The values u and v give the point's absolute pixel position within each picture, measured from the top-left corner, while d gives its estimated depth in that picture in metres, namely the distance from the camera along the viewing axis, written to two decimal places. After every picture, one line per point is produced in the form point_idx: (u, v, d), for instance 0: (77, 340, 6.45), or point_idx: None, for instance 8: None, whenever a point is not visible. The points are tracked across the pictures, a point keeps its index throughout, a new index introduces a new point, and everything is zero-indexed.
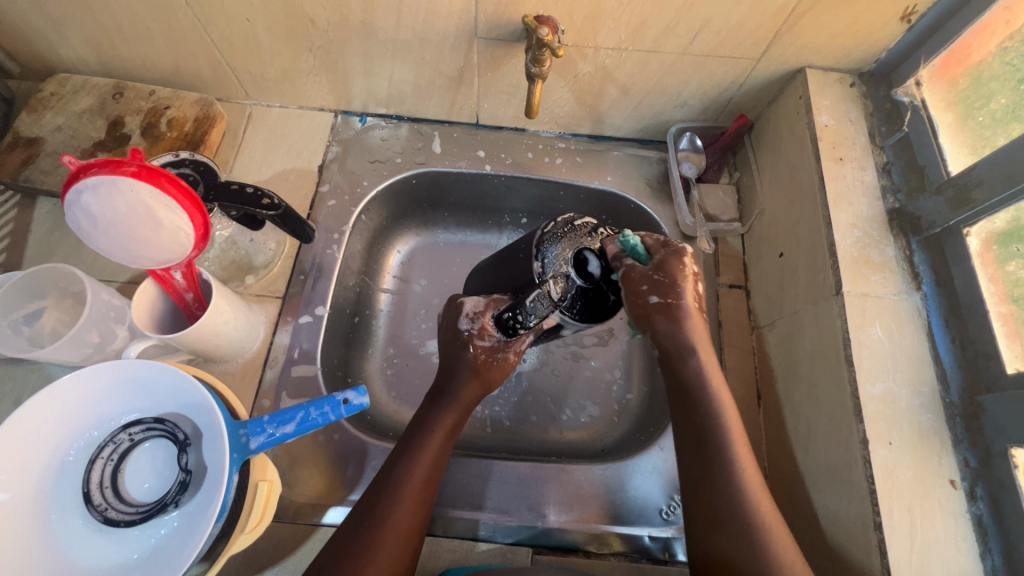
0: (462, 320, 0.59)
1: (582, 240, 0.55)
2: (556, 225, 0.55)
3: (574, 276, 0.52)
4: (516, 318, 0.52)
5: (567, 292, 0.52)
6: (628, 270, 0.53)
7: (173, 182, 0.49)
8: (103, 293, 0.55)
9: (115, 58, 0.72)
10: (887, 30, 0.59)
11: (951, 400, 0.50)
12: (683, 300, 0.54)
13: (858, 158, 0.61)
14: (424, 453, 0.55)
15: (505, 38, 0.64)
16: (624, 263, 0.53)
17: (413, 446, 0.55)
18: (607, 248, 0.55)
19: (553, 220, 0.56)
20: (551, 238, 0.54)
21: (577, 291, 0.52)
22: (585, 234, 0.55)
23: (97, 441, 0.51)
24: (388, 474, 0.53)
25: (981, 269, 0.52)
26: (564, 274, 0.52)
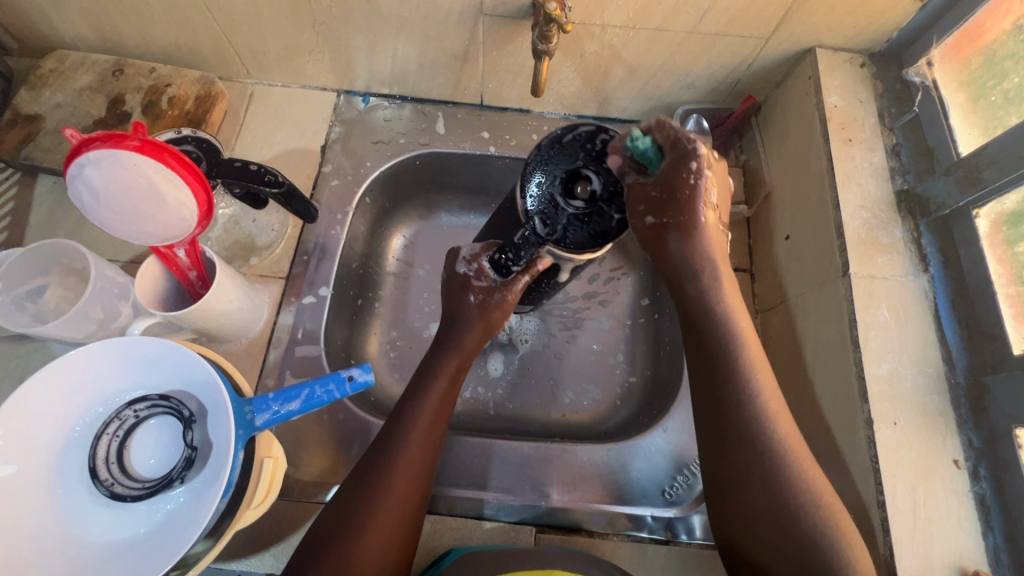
0: (460, 264, 0.61)
1: (574, 158, 0.50)
2: (540, 150, 0.50)
3: (563, 205, 0.48)
4: (509, 257, 0.52)
5: (555, 224, 0.48)
6: (631, 186, 0.50)
7: (176, 158, 0.49)
8: (107, 270, 0.54)
9: (115, 35, 0.71)
10: (899, 9, 0.58)
11: (956, 381, 0.50)
12: (691, 215, 0.52)
13: (868, 138, 0.61)
14: (429, 398, 0.56)
15: (511, 15, 0.63)
16: (630, 176, 0.50)
17: (418, 392, 0.56)
18: (608, 159, 0.49)
19: (537, 144, 0.51)
20: (537, 166, 0.50)
21: (569, 220, 0.48)
22: (577, 150, 0.50)
23: (102, 417, 0.51)
24: (389, 430, 0.53)
25: (989, 251, 0.51)
26: (552, 205, 0.48)
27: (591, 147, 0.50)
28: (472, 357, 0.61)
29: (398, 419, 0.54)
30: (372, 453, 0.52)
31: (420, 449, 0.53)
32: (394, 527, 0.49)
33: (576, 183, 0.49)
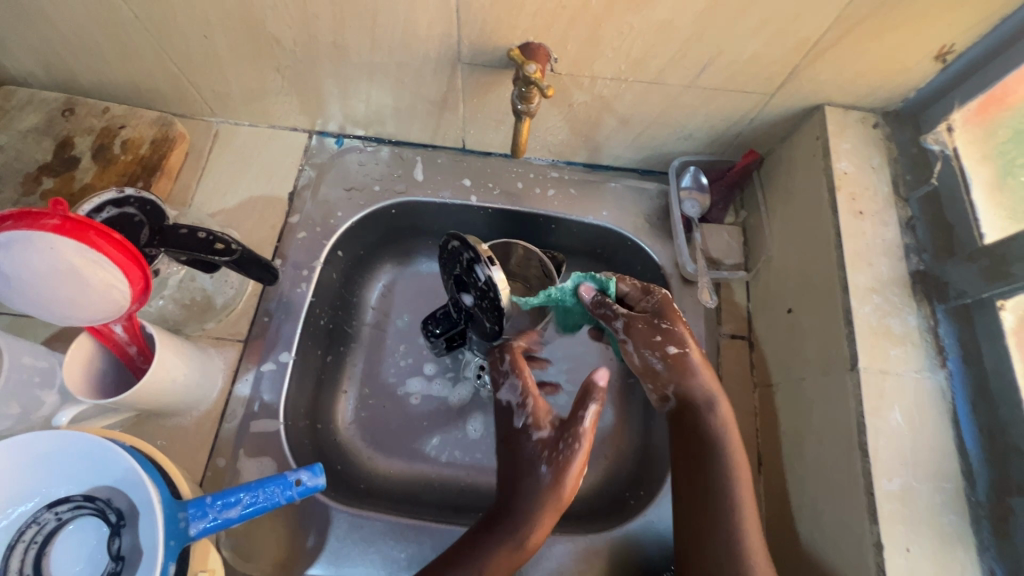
0: (519, 418, 0.60)
1: (458, 271, 0.56)
2: (443, 251, 0.57)
3: (476, 299, 0.55)
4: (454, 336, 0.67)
5: (476, 306, 0.56)
6: (502, 303, 0.51)
7: (104, 236, 0.43)
8: (26, 354, 0.49)
9: (64, 72, 0.66)
10: (918, 69, 0.53)
11: (976, 499, 0.45)
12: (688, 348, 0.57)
13: (880, 211, 0.55)
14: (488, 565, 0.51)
15: (492, 64, 0.58)
16: (504, 300, 0.51)
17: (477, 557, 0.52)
18: (467, 288, 0.56)
19: (443, 244, 0.57)
20: (446, 267, 0.58)
21: (480, 310, 0.56)
22: (456, 266, 0.56)
23: (18, 522, 0.45)
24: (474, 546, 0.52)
25: (1016, 350, 0.46)
26: (480, 295, 0.54)
27: (461, 260, 0.54)
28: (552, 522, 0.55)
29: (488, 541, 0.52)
30: None
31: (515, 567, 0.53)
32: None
33: (465, 288, 0.56)
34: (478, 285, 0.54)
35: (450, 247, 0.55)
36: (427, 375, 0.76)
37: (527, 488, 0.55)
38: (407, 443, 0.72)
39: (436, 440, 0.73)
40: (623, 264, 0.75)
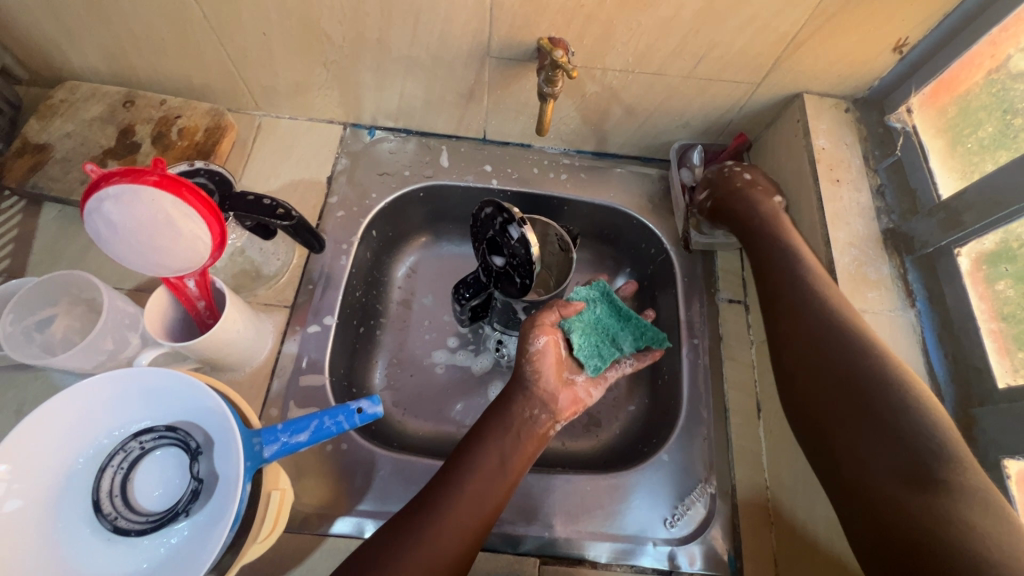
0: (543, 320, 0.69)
1: (491, 234, 0.63)
2: (476, 217, 0.65)
3: (506, 260, 0.62)
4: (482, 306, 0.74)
5: (506, 266, 0.63)
6: (532, 260, 0.58)
7: (193, 192, 0.50)
8: (117, 300, 0.57)
9: (127, 68, 0.73)
10: (880, 59, 0.63)
11: (945, 412, 0.53)
12: (740, 179, 0.71)
13: (854, 180, 0.65)
14: (489, 434, 0.59)
15: (517, 58, 0.66)
16: (534, 257, 0.58)
17: (479, 430, 0.60)
18: (500, 250, 0.63)
19: (476, 211, 0.64)
20: (480, 234, 0.65)
21: (510, 269, 0.63)
22: (489, 228, 0.63)
23: (107, 449, 0.51)
24: (475, 431, 0.60)
25: (971, 288, 0.55)
26: (511, 254, 0.61)
27: (494, 223, 0.62)
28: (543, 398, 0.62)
29: (483, 424, 0.60)
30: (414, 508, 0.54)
31: (521, 442, 0.59)
32: (471, 525, 0.53)
33: (496, 251, 0.64)
34: (508, 245, 0.61)
35: (484, 212, 0.62)
36: (450, 347, 0.82)
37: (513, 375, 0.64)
38: (434, 407, 0.78)
39: (460, 406, 0.78)
40: (630, 240, 0.83)
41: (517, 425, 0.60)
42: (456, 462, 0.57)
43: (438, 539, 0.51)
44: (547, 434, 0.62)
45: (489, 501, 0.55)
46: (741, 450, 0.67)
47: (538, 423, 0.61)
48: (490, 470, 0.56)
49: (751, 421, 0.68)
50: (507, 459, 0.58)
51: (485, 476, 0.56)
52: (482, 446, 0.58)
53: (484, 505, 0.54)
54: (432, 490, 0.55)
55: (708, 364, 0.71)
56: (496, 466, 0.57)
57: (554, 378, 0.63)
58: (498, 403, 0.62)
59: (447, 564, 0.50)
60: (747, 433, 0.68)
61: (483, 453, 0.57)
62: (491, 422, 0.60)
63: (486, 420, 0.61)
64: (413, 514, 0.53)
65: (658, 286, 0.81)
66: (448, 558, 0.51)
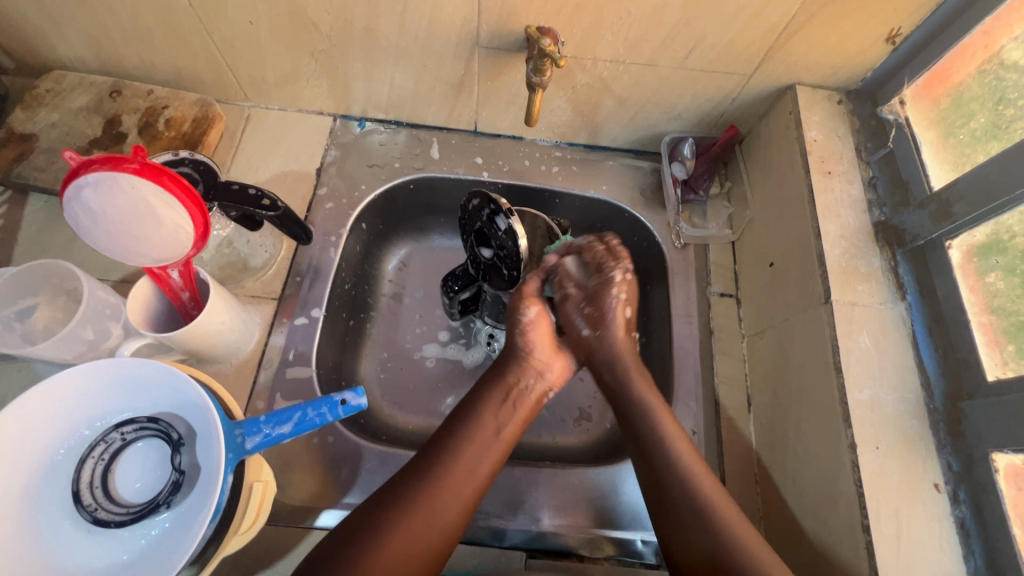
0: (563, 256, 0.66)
1: (479, 225, 0.62)
2: (465, 208, 0.64)
3: (494, 250, 0.62)
4: (472, 300, 0.74)
5: (494, 256, 0.63)
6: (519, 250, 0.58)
7: (175, 181, 0.49)
8: (99, 291, 0.57)
9: (113, 57, 0.72)
10: (873, 50, 0.62)
11: (934, 406, 0.53)
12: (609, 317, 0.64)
13: (846, 172, 0.64)
14: (484, 407, 0.59)
15: (506, 47, 0.66)
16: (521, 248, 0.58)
17: (473, 403, 0.60)
18: (488, 240, 0.62)
19: (465, 201, 0.64)
20: (468, 225, 0.65)
21: (497, 260, 0.62)
22: (476, 219, 0.63)
23: (88, 440, 0.50)
24: (468, 401, 0.60)
25: (962, 281, 0.54)
26: (498, 244, 0.60)
27: (481, 213, 0.61)
28: (535, 372, 0.63)
29: (476, 395, 0.60)
30: (403, 478, 0.53)
31: (514, 409, 0.60)
32: (465, 494, 0.53)
33: (485, 242, 0.63)
34: (496, 236, 0.60)
35: (472, 204, 0.62)
36: (441, 341, 0.82)
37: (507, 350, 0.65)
38: (424, 401, 0.78)
39: (450, 399, 0.78)
40: (622, 234, 0.83)
41: (510, 393, 0.61)
42: (449, 431, 0.57)
43: (429, 509, 0.51)
44: (540, 401, 0.63)
45: (482, 470, 0.55)
46: (730, 444, 0.66)
47: (531, 390, 0.62)
48: (484, 436, 0.57)
49: (742, 415, 0.68)
50: (501, 426, 0.58)
51: (480, 443, 0.56)
52: (476, 417, 0.58)
53: (479, 471, 0.55)
54: (424, 457, 0.55)
55: (699, 357, 0.71)
56: (490, 433, 0.57)
57: (546, 345, 0.65)
58: (491, 374, 0.63)
59: (440, 533, 0.50)
60: (737, 427, 0.67)
61: (477, 420, 0.58)
62: (484, 392, 0.61)
63: (480, 391, 0.61)
64: (405, 480, 0.52)
65: (650, 280, 0.80)
66: (443, 526, 0.51)
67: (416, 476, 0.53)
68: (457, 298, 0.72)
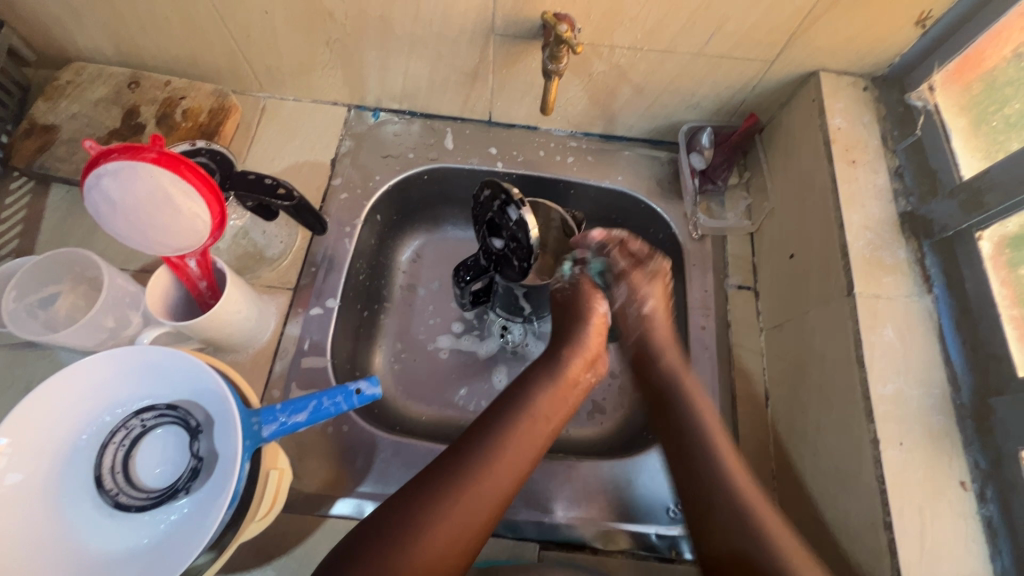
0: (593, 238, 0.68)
1: (489, 216, 0.62)
2: (476, 198, 0.64)
3: (505, 241, 0.61)
4: (483, 291, 0.74)
5: (504, 246, 0.62)
6: (528, 239, 0.57)
7: (192, 170, 0.49)
8: (118, 278, 0.58)
9: (132, 48, 0.73)
10: (902, 34, 0.60)
11: (961, 402, 0.52)
12: (649, 299, 0.67)
13: (871, 161, 0.63)
14: (538, 397, 0.58)
15: (522, 35, 0.65)
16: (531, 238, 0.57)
17: (524, 391, 0.59)
18: (499, 230, 0.62)
19: (476, 192, 0.63)
20: (478, 216, 0.64)
21: (508, 250, 0.62)
22: (487, 210, 0.62)
23: (109, 426, 0.51)
24: (521, 386, 0.59)
25: (993, 273, 0.53)
26: (509, 234, 0.60)
27: (493, 203, 0.60)
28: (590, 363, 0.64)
29: (532, 380, 0.60)
30: (442, 464, 0.52)
31: (566, 400, 0.60)
32: (507, 483, 0.52)
33: (496, 232, 0.62)
34: (507, 227, 0.60)
35: (483, 195, 0.62)
36: (455, 332, 0.82)
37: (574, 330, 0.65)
38: (438, 392, 0.78)
39: (464, 391, 0.78)
40: (638, 225, 0.82)
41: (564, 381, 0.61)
42: (498, 415, 0.56)
43: (469, 500, 0.49)
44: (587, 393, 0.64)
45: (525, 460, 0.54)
46: (747, 439, 0.65)
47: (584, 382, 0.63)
48: (534, 429, 0.56)
49: (760, 410, 0.67)
50: (551, 417, 0.58)
51: (531, 430, 0.55)
52: (532, 402, 0.57)
53: (526, 460, 0.54)
54: (466, 444, 0.53)
55: (714, 350, 0.70)
56: (540, 421, 0.56)
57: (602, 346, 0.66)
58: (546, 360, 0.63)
59: (479, 525, 0.49)
60: (754, 421, 0.66)
61: (529, 405, 0.57)
62: (539, 381, 0.60)
63: (536, 376, 0.61)
64: (441, 467, 0.51)
65: None
66: (484, 519, 0.50)
67: (456, 464, 0.51)
68: (469, 288, 0.72)
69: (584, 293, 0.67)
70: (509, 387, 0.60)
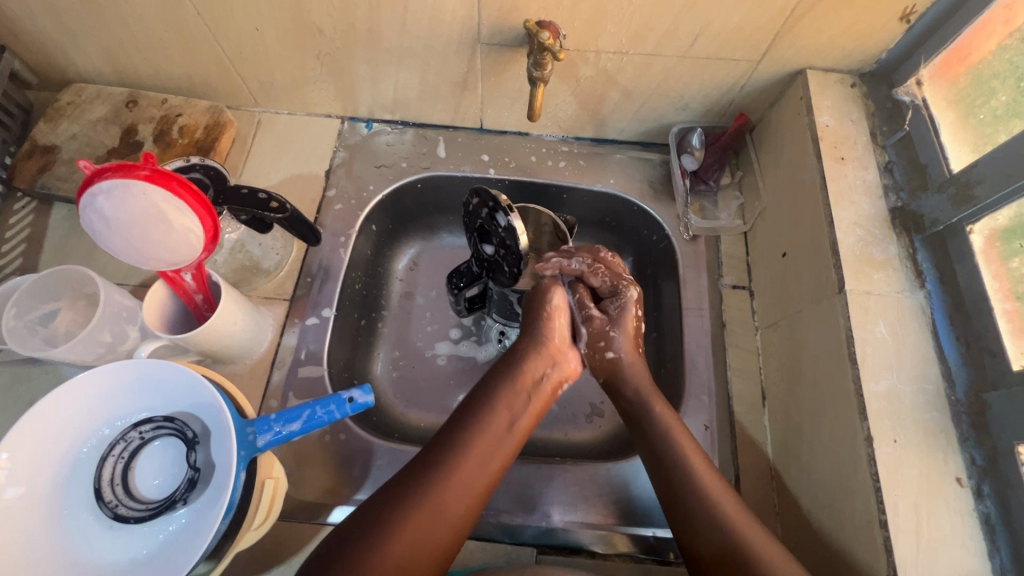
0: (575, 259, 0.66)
1: (480, 223, 0.62)
2: (467, 205, 0.64)
3: (496, 247, 0.61)
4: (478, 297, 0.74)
5: (495, 253, 0.62)
6: (516, 245, 0.57)
7: (184, 187, 0.50)
8: (116, 294, 0.60)
9: (129, 68, 0.75)
10: (887, 30, 0.60)
11: (956, 398, 0.51)
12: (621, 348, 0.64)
13: (860, 157, 0.63)
14: (498, 405, 0.57)
15: (507, 43, 0.65)
16: (519, 245, 0.57)
17: (480, 402, 0.57)
18: (489, 236, 0.62)
19: (468, 199, 0.63)
20: (470, 222, 0.65)
21: (499, 257, 0.62)
22: (478, 217, 0.62)
23: (108, 439, 0.52)
24: (478, 393, 0.59)
25: (985, 267, 0.52)
26: (499, 240, 0.60)
27: (482, 211, 0.61)
28: (550, 360, 0.62)
29: (488, 388, 0.59)
30: (404, 478, 0.51)
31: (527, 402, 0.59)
32: (472, 495, 0.51)
33: (486, 239, 0.63)
34: (498, 233, 0.60)
35: (473, 203, 0.62)
36: (453, 338, 0.82)
37: (526, 341, 0.63)
38: (435, 398, 0.78)
39: (462, 396, 0.78)
40: (633, 228, 0.82)
41: (524, 385, 0.60)
42: (452, 429, 0.55)
43: (430, 517, 0.49)
44: (552, 394, 0.62)
45: (487, 473, 0.53)
46: (744, 439, 0.65)
47: (546, 380, 0.61)
48: (495, 435, 0.55)
49: (756, 411, 0.66)
50: (514, 420, 0.57)
51: (488, 441, 0.54)
52: (490, 410, 0.56)
53: (489, 470, 0.53)
54: (424, 460, 0.53)
55: (710, 351, 0.69)
56: (500, 431, 0.56)
57: (566, 335, 0.65)
58: (506, 366, 0.61)
59: (444, 538, 0.49)
60: (750, 421, 0.66)
61: (487, 415, 0.56)
62: (495, 387, 0.59)
63: (495, 382, 0.60)
64: (404, 476, 0.51)
65: (661, 274, 0.79)
66: (450, 530, 0.49)
67: (416, 482, 0.50)
68: (463, 294, 0.73)
69: (544, 293, 0.65)
70: (470, 393, 0.59)
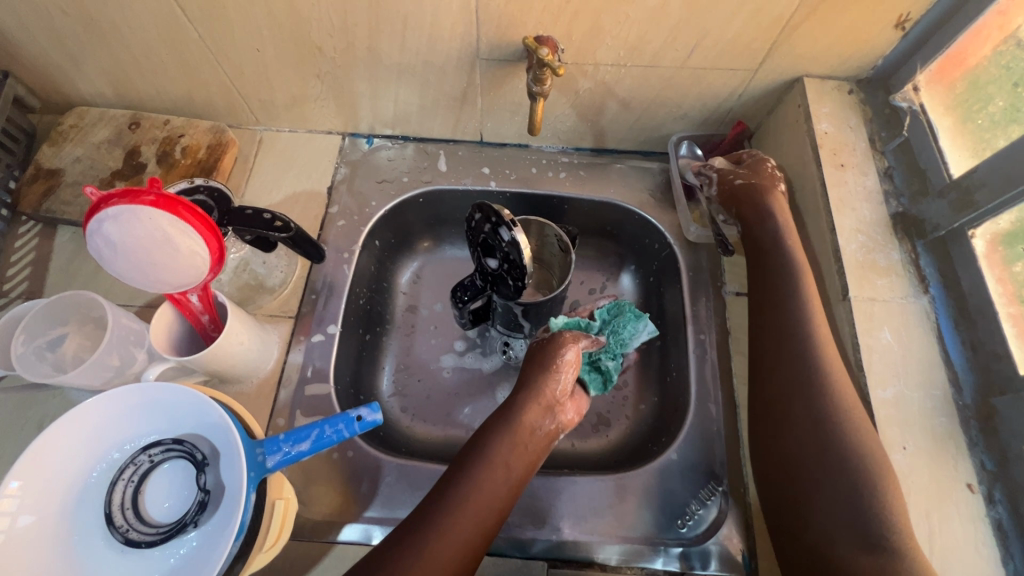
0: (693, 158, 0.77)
1: (484, 237, 0.62)
2: (471, 219, 0.64)
3: (500, 261, 0.61)
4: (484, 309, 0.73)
5: (499, 266, 0.62)
6: (520, 259, 0.57)
7: (190, 210, 0.50)
8: (123, 318, 0.60)
9: (131, 91, 0.75)
10: (882, 37, 0.60)
11: (964, 402, 0.52)
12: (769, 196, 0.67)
13: (859, 164, 0.63)
14: (494, 455, 0.55)
15: (506, 58, 0.66)
16: (523, 258, 0.57)
17: (478, 451, 0.56)
18: (493, 250, 0.62)
19: (471, 214, 0.63)
20: (473, 235, 0.65)
21: (503, 271, 0.62)
22: (481, 232, 0.63)
23: (118, 463, 0.52)
24: (477, 439, 0.57)
25: (988, 271, 0.53)
26: (502, 254, 0.60)
27: (486, 225, 0.61)
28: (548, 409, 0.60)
29: (485, 433, 0.58)
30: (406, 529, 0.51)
31: (524, 451, 0.57)
32: (467, 550, 0.50)
33: (490, 253, 0.63)
34: (501, 248, 0.60)
35: (475, 218, 0.63)
36: (458, 350, 0.82)
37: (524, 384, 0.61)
38: (442, 412, 0.78)
39: (468, 409, 0.78)
40: (635, 237, 0.82)
41: (523, 434, 0.58)
42: (452, 478, 0.54)
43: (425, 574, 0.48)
44: (550, 442, 0.60)
45: (484, 526, 0.52)
46: None
47: (544, 430, 0.59)
48: (493, 487, 0.54)
49: None
50: (510, 472, 0.55)
51: (486, 493, 0.53)
52: (487, 460, 0.55)
53: (484, 526, 0.52)
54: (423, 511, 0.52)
55: (715, 359, 0.70)
56: (497, 482, 0.54)
57: (569, 388, 0.63)
58: (505, 414, 0.59)
59: None
60: None
61: (483, 466, 0.55)
62: (492, 433, 0.57)
63: (492, 429, 0.58)
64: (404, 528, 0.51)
65: (664, 282, 0.79)
66: None
67: (415, 535, 0.50)
68: (468, 308, 0.72)
69: (554, 343, 0.64)
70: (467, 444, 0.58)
